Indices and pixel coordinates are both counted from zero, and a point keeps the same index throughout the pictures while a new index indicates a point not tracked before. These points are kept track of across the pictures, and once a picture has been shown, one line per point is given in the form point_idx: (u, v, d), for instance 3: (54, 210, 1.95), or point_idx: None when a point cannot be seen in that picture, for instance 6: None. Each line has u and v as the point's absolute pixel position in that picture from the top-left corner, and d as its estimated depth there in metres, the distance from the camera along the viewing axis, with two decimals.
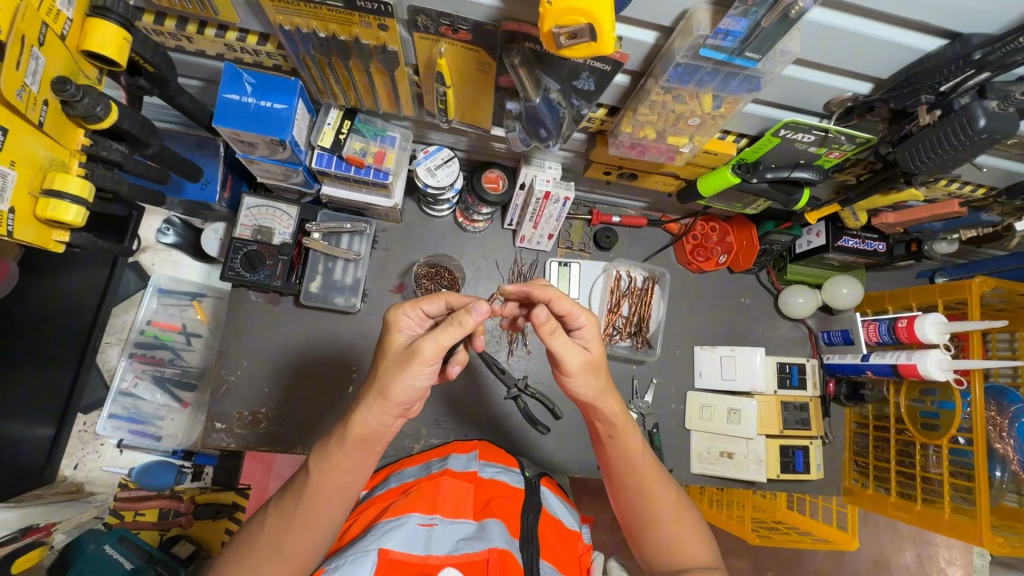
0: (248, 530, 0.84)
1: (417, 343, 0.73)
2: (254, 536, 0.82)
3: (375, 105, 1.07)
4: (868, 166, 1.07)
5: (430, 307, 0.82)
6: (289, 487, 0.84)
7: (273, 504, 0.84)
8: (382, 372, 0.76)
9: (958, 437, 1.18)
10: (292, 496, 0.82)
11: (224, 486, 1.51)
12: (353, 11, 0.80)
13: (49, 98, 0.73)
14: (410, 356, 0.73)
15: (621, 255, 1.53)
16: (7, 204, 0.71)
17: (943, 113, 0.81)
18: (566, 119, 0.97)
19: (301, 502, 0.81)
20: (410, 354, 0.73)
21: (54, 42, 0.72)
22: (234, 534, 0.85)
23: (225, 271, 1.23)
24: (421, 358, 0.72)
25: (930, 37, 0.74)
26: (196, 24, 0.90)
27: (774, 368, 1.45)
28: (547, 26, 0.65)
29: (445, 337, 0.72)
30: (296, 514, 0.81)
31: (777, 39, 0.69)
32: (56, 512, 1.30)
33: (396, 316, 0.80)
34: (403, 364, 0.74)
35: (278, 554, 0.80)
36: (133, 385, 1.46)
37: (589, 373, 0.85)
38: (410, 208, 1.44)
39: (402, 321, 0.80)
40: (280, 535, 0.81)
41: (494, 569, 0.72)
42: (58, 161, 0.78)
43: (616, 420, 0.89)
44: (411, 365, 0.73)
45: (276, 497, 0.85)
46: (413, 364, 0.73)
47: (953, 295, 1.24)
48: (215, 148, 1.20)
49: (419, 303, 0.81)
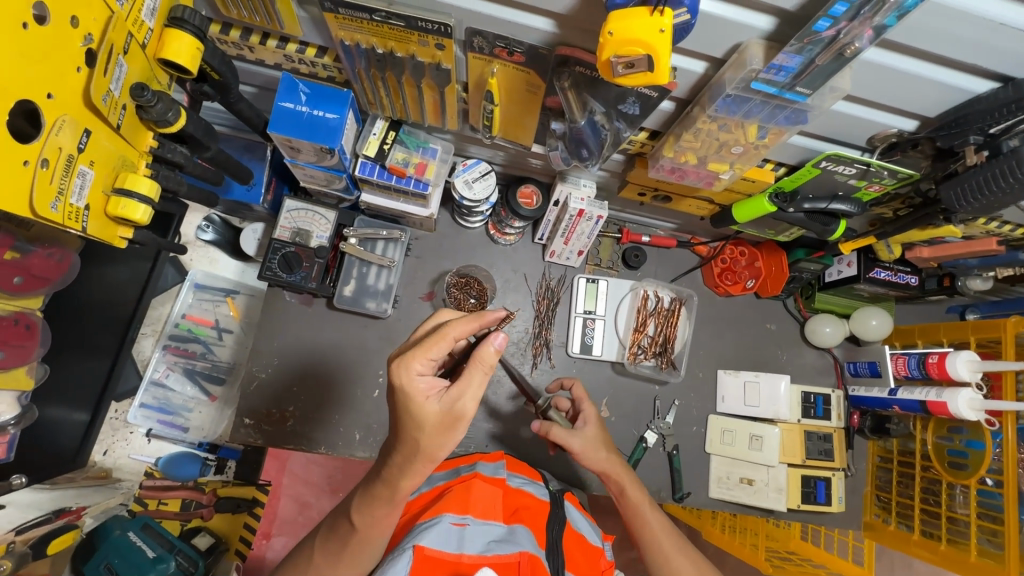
0: (299, 554, 0.95)
1: (458, 406, 0.73)
2: (304, 561, 0.92)
3: (420, 117, 1.09)
4: (907, 203, 1.08)
5: (436, 348, 0.75)
6: (334, 532, 0.89)
7: (319, 532, 0.94)
8: (422, 440, 0.75)
9: (985, 477, 1.16)
10: (342, 539, 0.88)
11: (246, 480, 1.54)
12: (413, 30, 0.83)
13: (127, 103, 0.78)
14: (454, 420, 0.74)
15: (649, 275, 1.54)
16: (83, 201, 0.75)
17: (991, 154, 0.82)
18: (608, 140, 0.99)
19: (350, 545, 0.87)
20: (452, 418, 0.74)
21: (136, 50, 0.77)
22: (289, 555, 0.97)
23: (262, 271, 1.26)
24: (466, 417, 0.75)
25: (984, 79, 0.74)
26: (259, 35, 0.94)
27: (799, 396, 1.45)
28: (605, 56, 0.67)
29: (479, 386, 0.75)
30: (344, 554, 0.88)
31: (830, 75, 0.71)
32: (86, 496, 1.34)
33: (407, 377, 0.73)
34: (449, 429, 0.75)
35: None
36: (165, 375, 1.49)
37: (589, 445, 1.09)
38: (444, 218, 1.47)
39: (419, 386, 0.73)
40: (330, 565, 0.89)
41: (526, 572, 0.75)
42: (128, 161, 0.83)
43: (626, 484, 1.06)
44: (459, 427, 0.75)
45: (323, 537, 0.91)
46: (461, 426, 0.75)
47: (986, 333, 1.23)
48: (262, 151, 1.24)
49: (429, 352, 0.74)
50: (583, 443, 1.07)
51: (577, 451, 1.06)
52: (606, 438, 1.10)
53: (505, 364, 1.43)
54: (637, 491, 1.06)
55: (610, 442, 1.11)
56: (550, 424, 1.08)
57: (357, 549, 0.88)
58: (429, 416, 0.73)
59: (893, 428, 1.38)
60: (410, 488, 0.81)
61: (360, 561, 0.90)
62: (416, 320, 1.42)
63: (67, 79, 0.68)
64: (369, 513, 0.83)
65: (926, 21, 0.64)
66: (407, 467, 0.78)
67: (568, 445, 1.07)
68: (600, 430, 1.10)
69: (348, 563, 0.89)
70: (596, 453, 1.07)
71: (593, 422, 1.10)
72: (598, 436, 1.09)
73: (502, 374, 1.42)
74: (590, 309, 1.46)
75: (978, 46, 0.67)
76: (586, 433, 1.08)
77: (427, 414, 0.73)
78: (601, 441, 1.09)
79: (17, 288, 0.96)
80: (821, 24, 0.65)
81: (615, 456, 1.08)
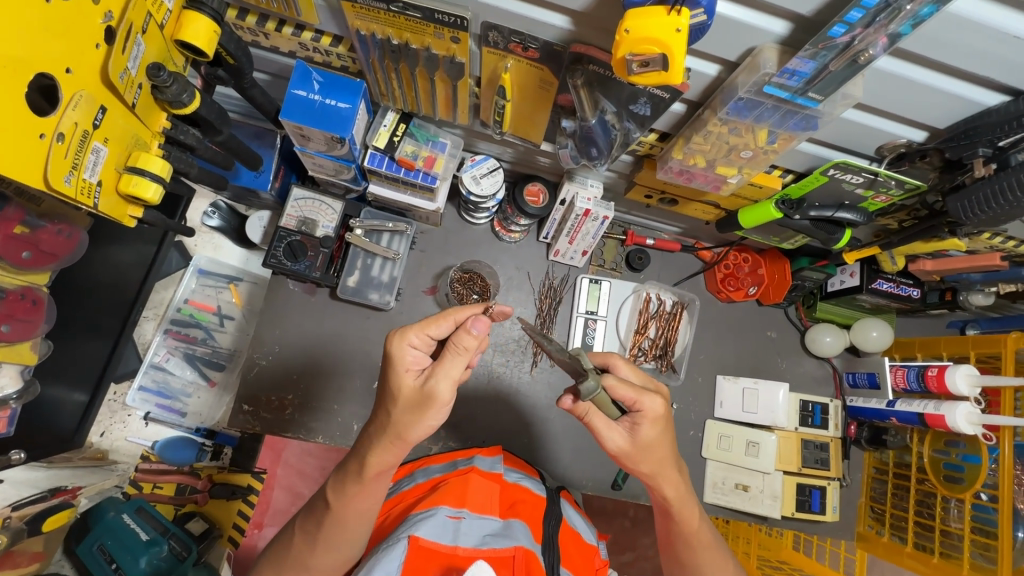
0: (277, 540, 0.93)
1: (433, 387, 0.73)
2: (286, 548, 0.89)
3: (431, 111, 1.10)
4: (912, 214, 1.09)
5: (436, 329, 0.79)
6: (312, 511, 0.87)
7: (297, 520, 0.91)
8: (394, 413, 0.76)
9: (980, 492, 1.15)
10: (318, 519, 0.85)
11: (242, 468, 1.47)
12: (430, 22, 0.83)
13: (143, 82, 0.80)
14: (426, 401, 0.74)
15: (653, 278, 1.55)
16: (97, 177, 0.77)
17: (999, 166, 0.83)
18: (617, 141, 1.00)
19: (326, 524, 0.84)
20: (425, 397, 0.74)
21: (155, 31, 0.80)
22: (274, 543, 0.95)
23: (267, 259, 1.25)
24: (439, 401, 0.74)
25: (993, 92, 0.75)
26: (275, 22, 0.94)
27: (797, 405, 1.44)
28: (620, 53, 0.67)
29: (454, 368, 0.74)
30: (322, 533, 0.85)
31: (843, 82, 0.71)
32: (82, 476, 1.34)
33: (398, 348, 0.77)
34: (420, 410, 0.74)
35: (305, 570, 0.88)
36: (165, 359, 1.47)
37: (637, 454, 0.83)
38: (450, 213, 1.48)
39: (406, 357, 0.76)
40: (308, 547, 0.87)
41: (520, 567, 0.75)
42: (141, 141, 0.85)
43: (670, 497, 0.89)
44: (432, 410, 0.74)
45: (304, 516, 0.89)
46: (431, 409, 0.74)
47: (987, 347, 1.23)
48: (273, 139, 1.24)
49: (427, 326, 0.79)
50: (626, 445, 0.83)
51: (614, 450, 0.83)
52: (663, 445, 0.84)
53: (505, 361, 1.44)
54: (696, 524, 0.93)
55: (665, 451, 0.85)
56: (588, 408, 0.82)
57: (333, 527, 0.84)
58: (404, 389, 0.75)
59: (890, 439, 1.38)
60: (378, 466, 0.80)
61: (336, 549, 0.87)
62: (418, 313, 1.43)
63: (87, 55, 0.71)
64: (344, 492, 0.83)
65: (939, 31, 0.65)
66: (392, 459, 0.79)
67: (605, 440, 0.83)
68: (657, 432, 0.83)
69: (323, 547, 0.86)
70: (644, 458, 0.84)
71: (651, 423, 0.82)
72: (653, 441, 0.82)
73: (502, 370, 1.43)
74: (592, 310, 1.46)
75: (987, 56, 0.67)
76: (636, 436, 0.82)
77: (404, 386, 0.75)
78: (652, 447, 0.83)
79: (24, 263, 0.98)
80: (836, 30, 0.65)
81: (672, 477, 0.88)
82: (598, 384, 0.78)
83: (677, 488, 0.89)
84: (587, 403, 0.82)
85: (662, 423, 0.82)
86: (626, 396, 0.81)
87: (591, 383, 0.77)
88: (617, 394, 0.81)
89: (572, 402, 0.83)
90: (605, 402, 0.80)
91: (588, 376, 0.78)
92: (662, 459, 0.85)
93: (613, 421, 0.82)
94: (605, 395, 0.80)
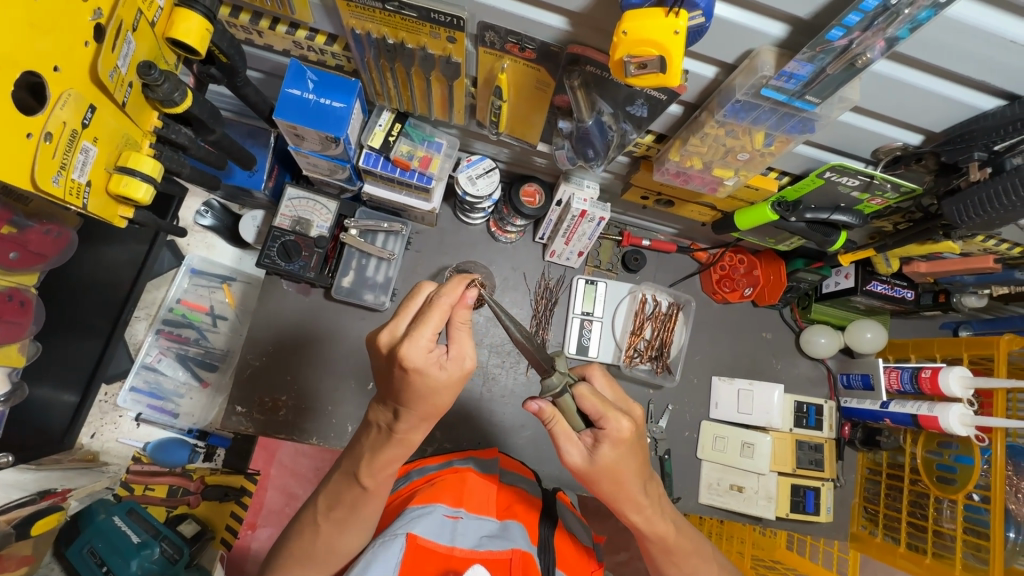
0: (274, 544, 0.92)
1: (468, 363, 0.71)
2: (279, 550, 0.89)
3: (428, 111, 1.09)
4: (906, 217, 1.09)
5: (434, 323, 0.68)
6: (312, 514, 0.86)
7: (293, 526, 0.90)
8: (439, 400, 0.71)
9: (972, 493, 1.14)
10: (319, 519, 0.85)
11: (234, 469, 1.45)
12: (425, 21, 0.82)
13: (133, 81, 0.79)
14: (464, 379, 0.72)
15: (648, 279, 1.55)
16: (86, 177, 0.76)
17: (994, 170, 0.83)
18: (614, 142, 1.00)
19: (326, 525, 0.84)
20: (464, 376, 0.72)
21: (146, 28, 0.78)
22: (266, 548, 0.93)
23: (261, 259, 1.24)
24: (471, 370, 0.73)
25: (990, 96, 0.75)
26: (269, 20, 0.93)
27: (792, 406, 1.44)
28: (618, 55, 0.67)
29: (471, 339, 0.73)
30: (320, 536, 0.85)
31: (841, 85, 0.71)
32: (72, 479, 1.31)
33: (420, 358, 0.67)
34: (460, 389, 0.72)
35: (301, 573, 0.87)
36: (157, 360, 1.44)
37: (609, 471, 0.79)
38: (446, 213, 1.48)
39: (429, 362, 0.67)
40: (305, 552, 0.85)
41: (517, 568, 0.74)
42: (132, 140, 0.84)
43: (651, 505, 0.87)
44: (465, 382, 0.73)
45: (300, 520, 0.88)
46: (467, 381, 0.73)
47: (980, 349, 1.22)
48: (266, 138, 1.23)
49: (432, 324, 0.68)
50: (584, 463, 0.79)
51: (572, 466, 0.80)
52: (626, 469, 0.79)
53: (501, 362, 1.43)
54: (679, 526, 0.92)
55: (631, 475, 0.80)
56: (552, 415, 0.79)
57: (333, 528, 0.84)
58: (445, 385, 0.69)
59: (884, 441, 1.38)
60: (380, 469, 0.80)
61: (334, 553, 0.86)
62: None
63: (77, 53, 0.70)
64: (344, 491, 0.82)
65: (936, 34, 0.65)
66: (386, 458, 0.79)
67: (563, 453, 0.80)
68: (619, 455, 0.78)
69: (322, 551, 0.85)
70: (606, 481, 0.80)
71: (612, 445, 0.78)
72: (613, 464, 0.78)
73: (497, 371, 1.43)
74: (588, 311, 1.45)
75: (983, 60, 0.67)
76: (596, 455, 0.78)
77: (444, 384, 0.69)
78: (614, 471, 0.79)
79: (12, 263, 0.96)
80: (834, 33, 0.65)
81: (648, 490, 0.85)
82: (564, 384, 0.80)
83: (659, 492, 0.88)
84: (553, 408, 0.79)
85: (626, 446, 0.78)
86: (593, 410, 0.78)
87: (557, 378, 0.80)
88: (585, 406, 0.79)
89: (538, 406, 0.80)
90: (570, 409, 0.80)
91: (556, 371, 0.81)
92: (631, 479, 0.81)
93: (576, 432, 0.80)
94: (572, 403, 0.80)
